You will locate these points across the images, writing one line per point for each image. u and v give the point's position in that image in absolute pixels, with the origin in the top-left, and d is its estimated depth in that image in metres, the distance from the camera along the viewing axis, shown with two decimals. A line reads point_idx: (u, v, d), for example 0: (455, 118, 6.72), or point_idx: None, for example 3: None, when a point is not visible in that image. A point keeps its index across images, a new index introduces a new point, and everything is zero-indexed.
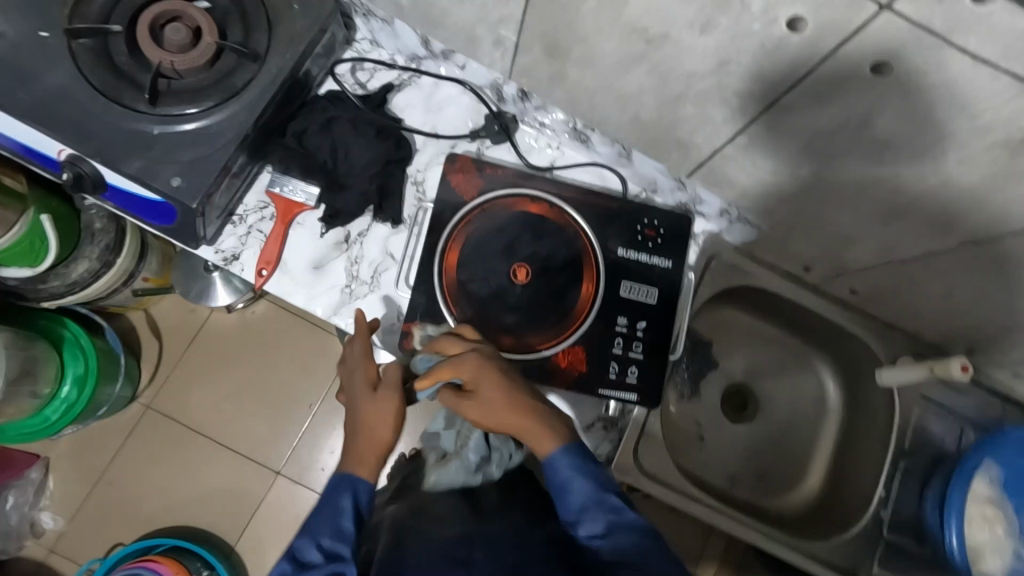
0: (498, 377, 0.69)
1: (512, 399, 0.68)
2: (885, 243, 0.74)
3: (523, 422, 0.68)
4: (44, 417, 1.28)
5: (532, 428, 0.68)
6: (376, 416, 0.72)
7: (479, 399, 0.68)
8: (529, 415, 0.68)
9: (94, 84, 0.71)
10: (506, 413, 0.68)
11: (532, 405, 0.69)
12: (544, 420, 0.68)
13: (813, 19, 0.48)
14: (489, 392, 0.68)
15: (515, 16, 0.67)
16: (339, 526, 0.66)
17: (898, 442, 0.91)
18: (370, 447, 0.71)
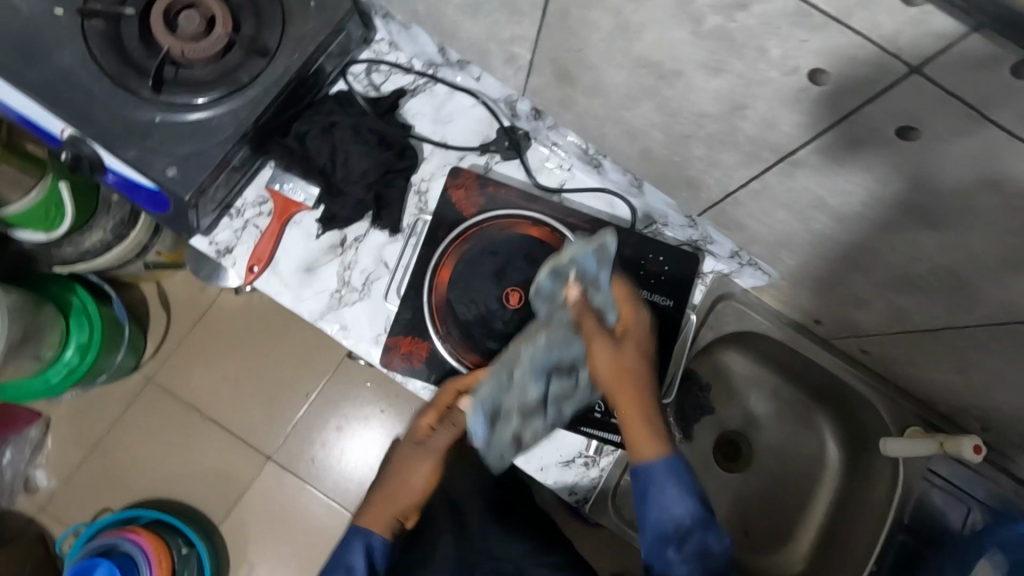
0: (644, 345, 0.69)
1: (643, 374, 0.68)
2: (900, 309, 0.69)
3: (638, 401, 0.67)
4: (45, 380, 1.30)
5: (645, 419, 0.66)
6: (404, 477, 0.73)
7: (613, 346, 0.67)
8: (649, 401, 0.67)
9: (102, 67, 0.70)
10: (634, 379, 0.67)
11: (652, 396, 0.68)
12: (652, 420, 0.66)
13: (833, 74, 0.44)
14: (625, 345, 0.68)
15: (528, 36, 0.64)
16: None
17: (896, 515, 0.85)
18: (391, 503, 0.73)
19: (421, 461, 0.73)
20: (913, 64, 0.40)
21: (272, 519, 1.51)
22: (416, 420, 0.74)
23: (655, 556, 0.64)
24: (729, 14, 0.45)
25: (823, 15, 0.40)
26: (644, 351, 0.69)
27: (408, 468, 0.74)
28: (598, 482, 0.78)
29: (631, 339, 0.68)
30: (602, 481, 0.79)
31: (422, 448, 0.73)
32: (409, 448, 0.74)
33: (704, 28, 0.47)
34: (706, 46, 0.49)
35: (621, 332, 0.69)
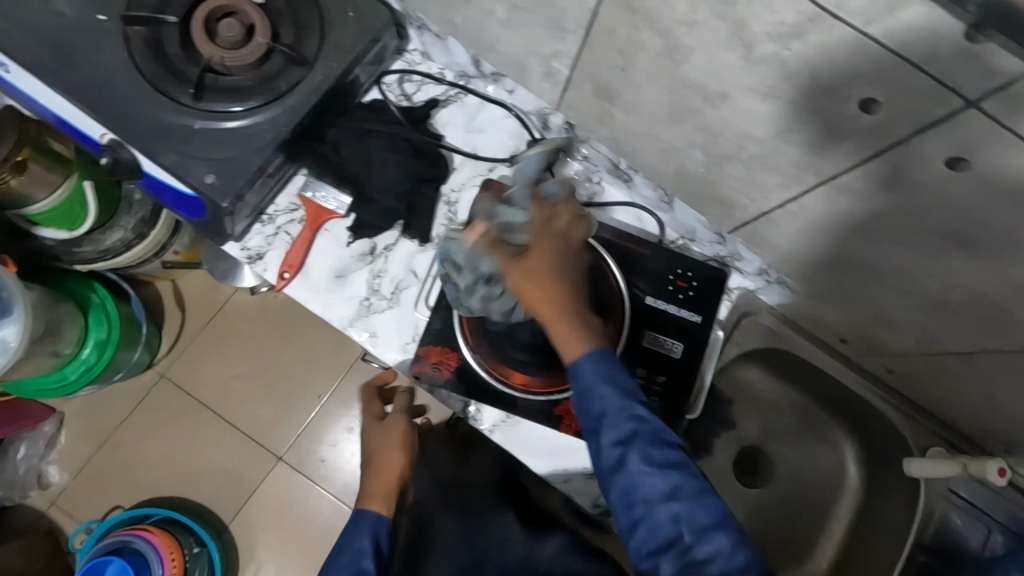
0: (561, 245, 0.64)
1: (562, 275, 0.63)
2: (931, 333, 0.69)
3: (551, 302, 0.61)
4: (62, 376, 1.29)
5: (561, 318, 0.62)
6: (381, 456, 0.81)
7: (521, 252, 0.63)
8: (564, 304, 0.62)
9: (143, 72, 0.71)
10: (551, 285, 0.62)
11: (574, 294, 0.63)
12: (570, 320, 0.62)
13: (888, 103, 0.45)
14: (536, 245, 0.63)
15: (569, 53, 0.65)
16: (360, 565, 0.72)
17: (917, 536, 0.85)
18: (381, 481, 0.79)
19: (391, 434, 0.83)
20: (972, 96, 0.40)
21: (281, 520, 1.50)
22: (371, 412, 0.86)
23: (608, 471, 0.60)
24: (783, 41, 0.45)
25: (881, 47, 0.41)
26: (564, 251, 0.64)
27: (382, 447, 0.82)
28: None
29: (545, 242, 0.63)
30: None
31: (386, 423, 0.84)
32: (375, 435, 0.83)
33: (755, 54, 0.48)
34: (755, 71, 0.50)
35: (538, 230, 0.64)
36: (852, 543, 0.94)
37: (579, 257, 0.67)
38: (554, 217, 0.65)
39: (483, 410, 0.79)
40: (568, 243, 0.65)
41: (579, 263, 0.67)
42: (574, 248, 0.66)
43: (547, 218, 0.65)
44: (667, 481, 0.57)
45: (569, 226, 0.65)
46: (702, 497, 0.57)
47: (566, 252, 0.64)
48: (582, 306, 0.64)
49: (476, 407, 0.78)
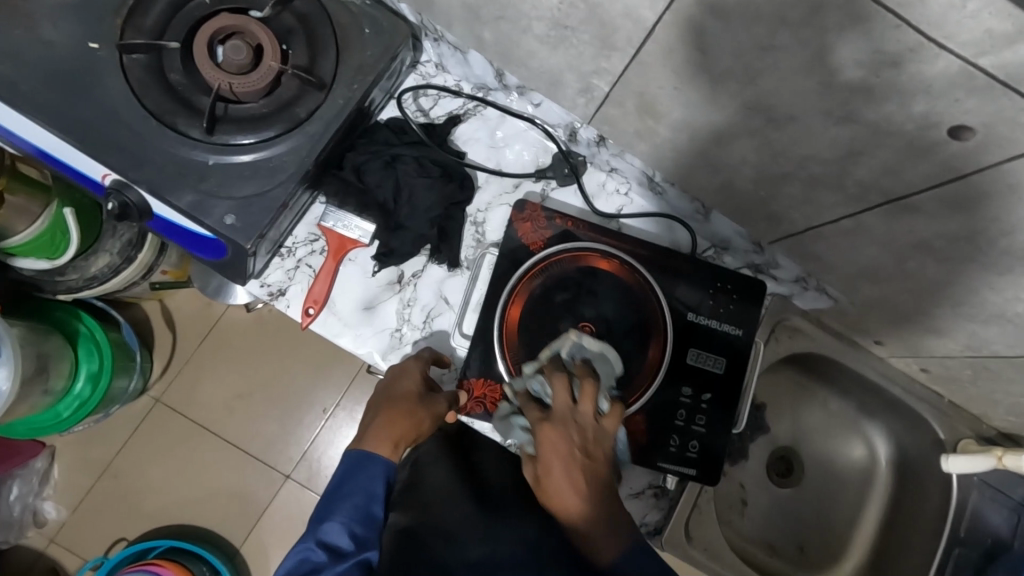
0: (574, 432, 0.61)
1: (572, 474, 0.59)
2: (981, 339, 0.69)
3: (568, 505, 0.60)
4: (55, 413, 1.19)
5: (575, 513, 0.60)
6: (409, 417, 0.68)
7: (538, 435, 0.62)
8: (574, 504, 0.59)
9: (148, 106, 0.65)
10: (561, 484, 0.59)
11: (587, 488, 0.60)
12: (587, 518, 0.60)
13: (983, 131, 0.43)
14: (546, 434, 0.62)
15: (613, 70, 0.62)
16: (370, 511, 0.64)
17: (952, 529, 0.87)
18: (396, 431, 0.68)
19: (430, 410, 0.70)
20: None
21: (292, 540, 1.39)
22: (411, 370, 0.72)
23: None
24: (875, 69, 0.43)
25: (991, 77, 0.39)
26: (574, 437, 0.61)
27: (416, 404, 0.70)
28: (669, 513, 0.79)
29: (559, 431, 0.61)
30: (673, 511, 0.79)
31: (428, 394, 0.71)
32: (409, 393, 0.70)
33: (837, 79, 0.46)
34: (834, 94, 0.48)
35: (552, 416, 0.63)
36: (885, 538, 0.96)
37: (601, 439, 0.63)
38: (568, 394, 0.64)
39: None
40: (582, 429, 0.62)
41: (599, 449, 0.62)
42: (591, 434, 0.62)
43: (569, 401, 0.64)
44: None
45: (584, 405, 0.63)
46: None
47: (582, 440, 0.61)
48: (601, 495, 0.60)
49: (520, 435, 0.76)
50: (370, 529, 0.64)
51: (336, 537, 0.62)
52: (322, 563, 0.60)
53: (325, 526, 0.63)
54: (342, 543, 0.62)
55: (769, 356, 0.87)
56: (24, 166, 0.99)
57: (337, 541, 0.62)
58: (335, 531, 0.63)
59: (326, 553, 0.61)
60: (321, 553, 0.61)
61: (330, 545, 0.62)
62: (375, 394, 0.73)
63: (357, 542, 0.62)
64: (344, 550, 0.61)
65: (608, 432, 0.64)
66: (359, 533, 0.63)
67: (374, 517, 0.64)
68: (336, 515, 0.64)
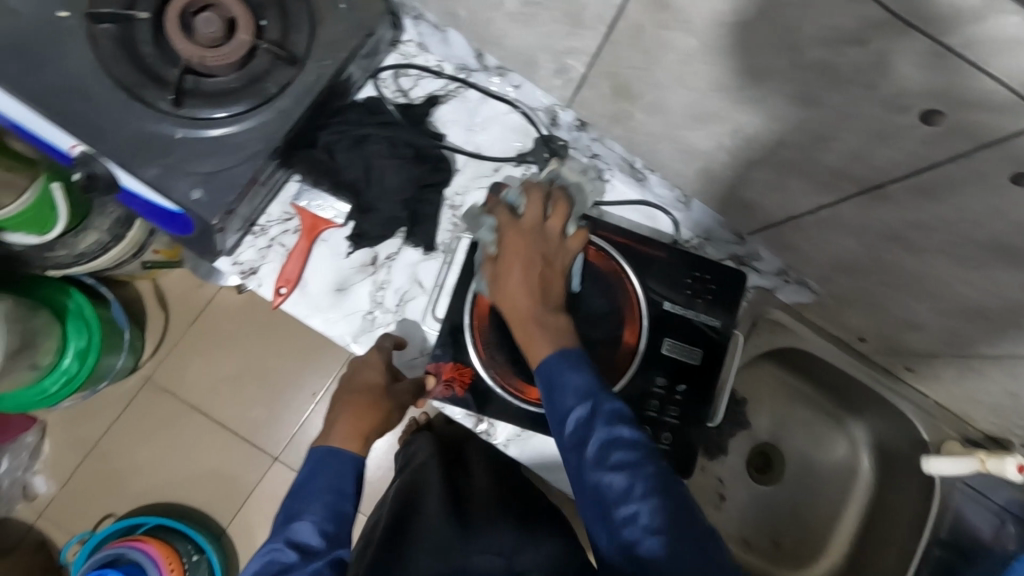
0: (538, 241, 0.68)
1: (529, 276, 0.65)
2: (958, 336, 0.68)
3: (522, 300, 0.64)
4: (41, 388, 1.14)
5: (524, 307, 0.64)
6: (375, 407, 0.69)
7: (504, 235, 0.69)
8: (525, 303, 0.64)
9: (115, 76, 0.64)
10: (517, 283, 0.65)
11: (540, 289, 0.65)
12: (537, 314, 0.64)
13: (954, 116, 0.41)
14: (510, 236, 0.68)
15: (586, 49, 0.60)
16: (340, 508, 0.62)
17: (933, 529, 0.85)
18: (364, 423, 0.68)
19: (395, 401, 0.71)
20: None
21: None
22: (373, 361, 0.73)
23: (573, 467, 0.56)
24: (839, 47, 0.42)
25: (959, 59, 0.37)
26: (536, 244, 0.67)
27: (380, 396, 0.70)
28: None
29: (523, 236, 0.68)
30: None
31: (391, 380, 0.72)
32: (373, 382, 0.71)
33: (805, 59, 0.44)
34: (804, 76, 0.46)
35: (520, 223, 0.69)
36: (865, 538, 0.94)
37: (559, 254, 0.68)
38: (540, 210, 0.69)
39: (497, 425, 0.76)
40: (543, 239, 0.68)
41: (557, 261, 0.68)
42: (551, 248, 0.68)
43: (541, 214, 0.69)
44: (582, 390, 0.58)
45: (553, 222, 0.69)
46: (625, 463, 0.54)
47: (543, 247, 0.67)
48: (547, 301, 0.65)
49: (490, 422, 0.75)
50: (341, 526, 0.61)
51: (306, 536, 0.59)
52: (293, 563, 0.57)
53: (293, 527, 0.60)
54: (313, 541, 0.59)
55: (747, 351, 0.86)
56: (13, 140, 0.95)
57: (307, 540, 0.59)
58: (305, 529, 0.60)
59: (296, 552, 0.58)
60: (290, 554, 0.58)
61: (301, 545, 0.59)
62: (338, 391, 0.72)
63: (328, 540, 0.60)
64: (316, 548, 0.59)
65: (569, 250, 0.69)
66: (330, 532, 0.60)
67: (344, 515, 0.62)
68: (305, 515, 0.61)
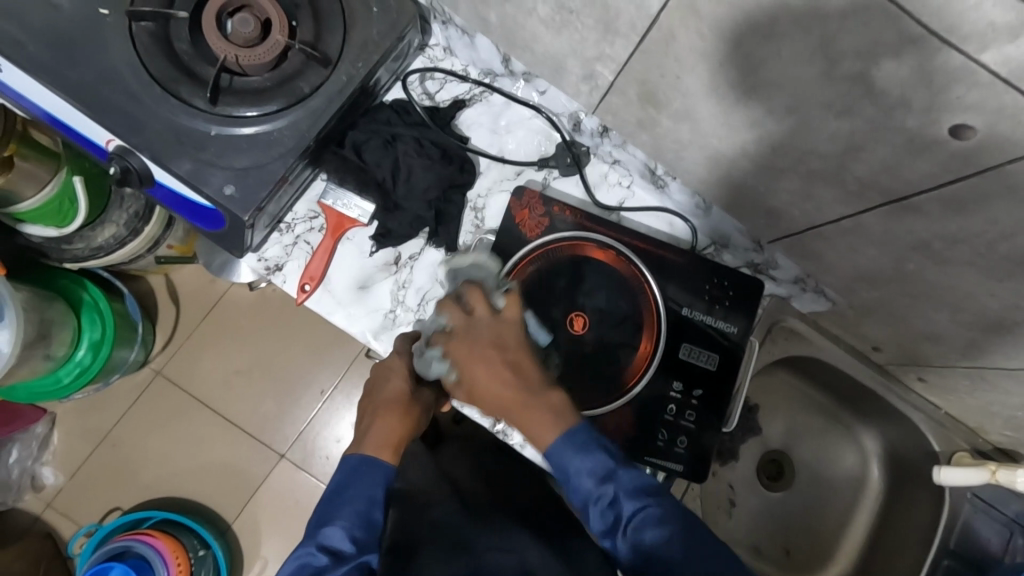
0: (482, 336, 0.62)
1: (495, 370, 0.60)
2: (975, 347, 0.69)
3: (500, 395, 0.59)
4: (56, 378, 1.15)
5: (512, 407, 0.59)
6: (405, 416, 0.68)
7: (450, 353, 0.63)
8: (508, 393, 0.59)
9: (152, 73, 0.66)
10: (489, 378, 0.60)
11: (513, 374, 0.60)
12: (523, 400, 0.59)
13: (985, 130, 0.42)
14: (455, 349, 0.63)
15: (617, 57, 0.62)
16: (369, 516, 0.62)
17: (943, 539, 0.86)
18: (395, 434, 0.67)
19: (422, 406, 0.70)
20: None
21: (288, 519, 1.36)
22: (396, 368, 0.71)
23: (614, 549, 0.56)
24: (873, 60, 0.43)
25: (993, 73, 0.38)
26: (480, 338, 0.62)
27: (406, 403, 0.69)
28: None
29: (467, 338, 0.62)
30: None
31: (415, 386, 0.71)
32: (399, 390, 0.70)
33: (838, 70, 0.46)
34: (835, 87, 0.47)
35: (455, 335, 0.64)
36: (874, 547, 0.95)
37: (507, 331, 0.63)
38: (461, 311, 0.65)
39: (514, 425, 0.77)
40: (489, 328, 0.63)
41: (510, 338, 0.63)
42: (495, 330, 0.63)
43: (464, 310, 0.65)
44: (597, 471, 0.57)
45: (478, 310, 0.64)
46: (659, 535, 0.53)
47: (491, 337, 0.62)
48: (521, 379, 0.60)
49: (507, 423, 0.76)
50: (370, 534, 0.62)
51: (336, 542, 0.60)
52: (324, 567, 0.58)
53: (325, 530, 0.61)
54: (343, 546, 0.60)
55: (762, 358, 0.87)
56: (38, 133, 0.96)
57: (338, 545, 0.60)
58: (335, 535, 0.61)
59: (328, 556, 0.59)
60: (323, 557, 0.59)
61: (332, 549, 0.60)
62: (364, 399, 0.71)
63: (358, 546, 0.61)
64: (345, 553, 0.60)
65: (512, 321, 0.64)
66: (359, 537, 0.61)
67: (374, 522, 0.63)
68: (337, 520, 0.62)
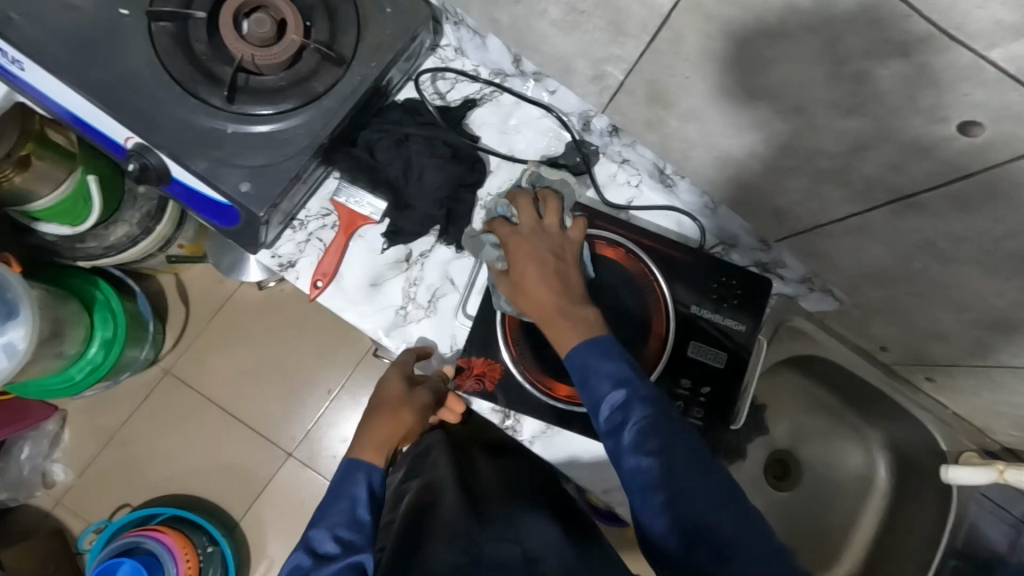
0: (545, 241, 0.69)
1: (547, 272, 0.66)
2: (982, 347, 0.69)
3: (543, 294, 0.65)
4: (68, 376, 1.16)
5: (550, 306, 0.64)
6: (396, 418, 0.72)
7: (509, 244, 0.69)
8: (549, 295, 0.64)
9: (171, 72, 0.67)
10: (536, 279, 0.65)
11: (557, 281, 0.65)
12: (564, 306, 0.64)
13: (992, 128, 0.43)
14: (514, 242, 0.69)
15: (626, 57, 0.63)
16: (356, 514, 0.63)
17: (951, 540, 0.86)
18: (383, 436, 0.71)
19: (414, 407, 0.73)
20: None
21: (295, 517, 1.37)
22: (393, 374, 0.75)
23: (612, 453, 0.57)
24: (882, 59, 0.44)
25: (999, 71, 0.39)
26: (544, 242, 0.68)
27: (398, 407, 0.73)
28: None
29: (526, 240, 0.69)
30: None
31: (410, 390, 0.73)
32: (393, 394, 0.73)
33: (845, 70, 0.46)
34: (843, 88, 0.48)
35: (520, 229, 0.70)
36: (881, 547, 0.95)
37: (564, 245, 0.69)
38: (533, 211, 0.71)
39: (523, 420, 0.78)
40: (551, 238, 0.69)
41: (567, 252, 0.69)
42: (557, 241, 0.69)
43: (534, 213, 0.71)
44: (617, 377, 0.59)
45: (548, 220, 0.71)
46: (659, 450, 0.54)
47: (552, 245, 0.69)
48: (566, 288, 0.65)
49: (516, 418, 0.77)
50: (358, 532, 0.61)
51: (323, 543, 0.60)
52: (310, 568, 0.58)
53: (312, 535, 0.62)
54: (329, 548, 0.60)
55: (770, 357, 0.88)
56: (54, 133, 0.97)
57: (324, 547, 0.60)
58: (322, 537, 0.61)
59: (314, 558, 0.59)
60: (310, 559, 0.59)
61: (318, 552, 0.59)
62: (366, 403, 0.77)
63: (344, 546, 0.60)
64: (332, 554, 0.59)
65: (573, 241, 0.70)
66: (345, 538, 0.60)
67: (361, 522, 0.62)
68: (324, 522, 0.62)
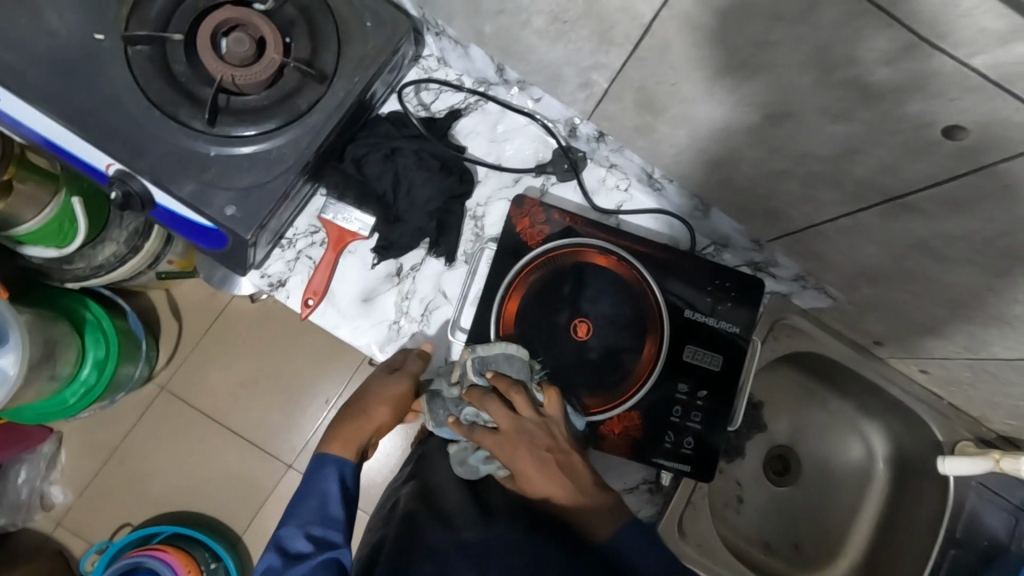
0: (535, 436, 0.64)
1: (553, 473, 0.62)
2: (976, 341, 0.70)
3: (559, 496, 0.62)
4: (62, 399, 1.15)
5: (573, 508, 0.62)
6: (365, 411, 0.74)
7: (502, 454, 0.64)
8: (565, 496, 0.62)
9: (150, 96, 0.66)
10: (546, 485, 0.62)
11: (567, 479, 0.62)
12: (582, 499, 0.62)
13: (977, 131, 0.43)
14: (505, 453, 0.63)
15: (611, 65, 0.62)
16: (327, 511, 0.66)
17: (950, 529, 0.87)
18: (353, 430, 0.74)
19: (388, 391, 0.74)
20: None
21: None
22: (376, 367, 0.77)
23: None
24: (869, 65, 0.43)
25: (982, 77, 0.39)
26: (535, 439, 0.64)
27: (372, 401, 0.75)
28: (663, 508, 0.80)
29: (518, 444, 0.63)
30: (667, 505, 0.80)
31: (384, 380, 0.75)
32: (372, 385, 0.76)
33: (832, 76, 0.46)
34: (831, 94, 0.48)
35: (505, 436, 0.64)
36: (882, 538, 0.96)
37: (553, 428, 0.66)
38: (508, 410, 0.65)
39: None
40: (540, 432, 0.64)
41: (559, 436, 0.65)
42: (546, 430, 0.65)
43: (510, 410, 0.65)
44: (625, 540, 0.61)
45: (528, 412, 0.65)
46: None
47: (545, 438, 0.64)
48: (576, 480, 0.63)
49: None
50: (329, 527, 0.65)
51: (294, 541, 0.64)
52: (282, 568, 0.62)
53: (282, 534, 0.65)
54: (300, 546, 0.64)
55: (765, 355, 0.88)
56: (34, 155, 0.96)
57: (296, 546, 0.64)
58: (293, 537, 0.64)
59: (286, 558, 0.63)
60: (281, 560, 0.63)
61: (290, 551, 0.63)
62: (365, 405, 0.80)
63: (316, 543, 0.64)
64: (305, 553, 0.63)
65: (557, 418, 0.67)
66: (316, 534, 0.65)
67: (331, 518, 0.66)
68: (293, 521, 0.66)
